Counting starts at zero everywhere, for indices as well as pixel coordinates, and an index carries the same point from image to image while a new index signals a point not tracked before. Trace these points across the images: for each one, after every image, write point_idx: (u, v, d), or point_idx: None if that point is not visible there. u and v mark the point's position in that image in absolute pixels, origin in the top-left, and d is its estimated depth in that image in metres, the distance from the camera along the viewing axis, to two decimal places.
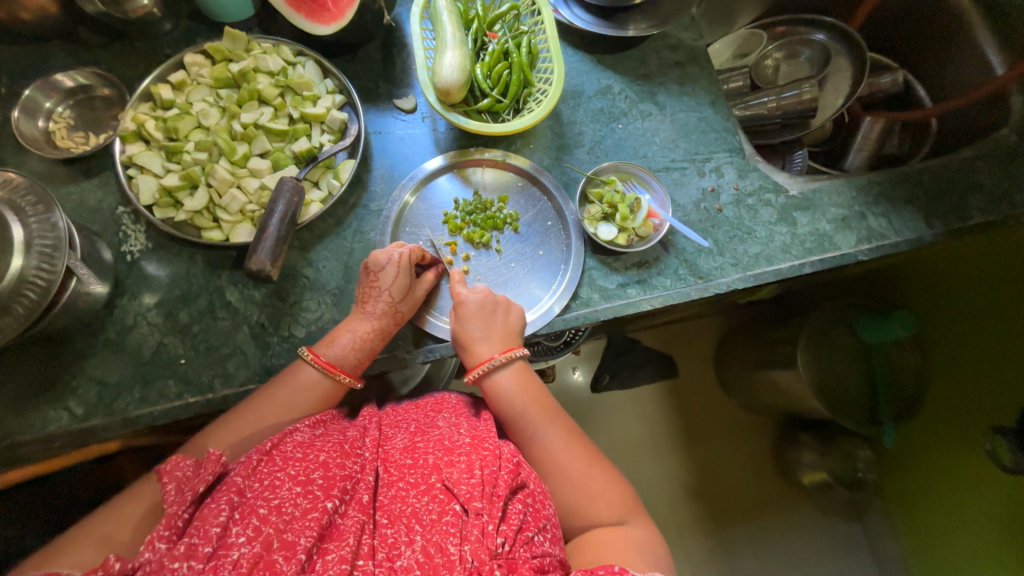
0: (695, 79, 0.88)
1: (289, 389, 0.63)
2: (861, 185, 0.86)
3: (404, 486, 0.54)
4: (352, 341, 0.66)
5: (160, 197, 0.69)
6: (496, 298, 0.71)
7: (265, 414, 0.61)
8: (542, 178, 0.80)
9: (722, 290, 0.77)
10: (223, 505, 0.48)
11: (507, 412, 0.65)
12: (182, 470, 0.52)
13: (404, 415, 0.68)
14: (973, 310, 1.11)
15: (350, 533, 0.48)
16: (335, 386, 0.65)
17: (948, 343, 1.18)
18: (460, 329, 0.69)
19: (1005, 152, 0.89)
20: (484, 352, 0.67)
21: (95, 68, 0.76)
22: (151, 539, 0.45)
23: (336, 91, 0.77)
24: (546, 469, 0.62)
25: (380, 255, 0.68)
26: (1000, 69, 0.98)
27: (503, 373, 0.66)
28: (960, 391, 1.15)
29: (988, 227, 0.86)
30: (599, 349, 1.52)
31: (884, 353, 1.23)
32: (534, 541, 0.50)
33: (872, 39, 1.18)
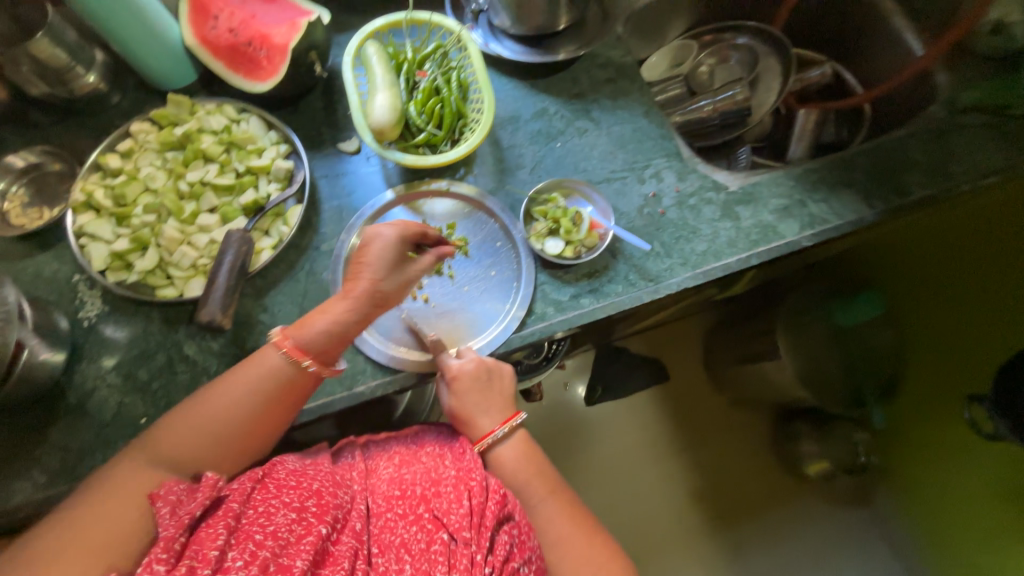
0: (626, 92, 0.92)
1: (256, 370, 0.63)
2: (799, 175, 0.88)
3: (392, 516, 0.59)
4: (334, 326, 0.65)
5: (112, 261, 0.71)
6: (488, 368, 0.72)
7: (244, 401, 0.61)
8: (487, 202, 0.82)
9: (673, 290, 0.79)
10: (221, 529, 0.50)
11: (508, 483, 0.70)
12: (174, 494, 0.54)
13: (389, 447, 0.72)
14: (943, 283, 1.15)
15: (345, 558, 0.52)
16: (301, 373, 0.64)
17: (923, 314, 1.21)
18: (456, 403, 0.72)
19: (936, 127, 0.92)
20: (486, 425, 0.71)
21: (46, 146, 0.79)
22: (149, 560, 0.47)
23: (281, 142, 0.80)
24: (549, 541, 0.66)
25: (375, 232, 0.69)
26: (920, 51, 1.03)
27: (506, 445, 0.71)
28: (950, 359, 1.16)
29: (928, 201, 0.88)
30: (589, 361, 1.53)
31: (863, 335, 1.24)
32: (519, 570, 0.55)
33: (800, 36, 1.23)
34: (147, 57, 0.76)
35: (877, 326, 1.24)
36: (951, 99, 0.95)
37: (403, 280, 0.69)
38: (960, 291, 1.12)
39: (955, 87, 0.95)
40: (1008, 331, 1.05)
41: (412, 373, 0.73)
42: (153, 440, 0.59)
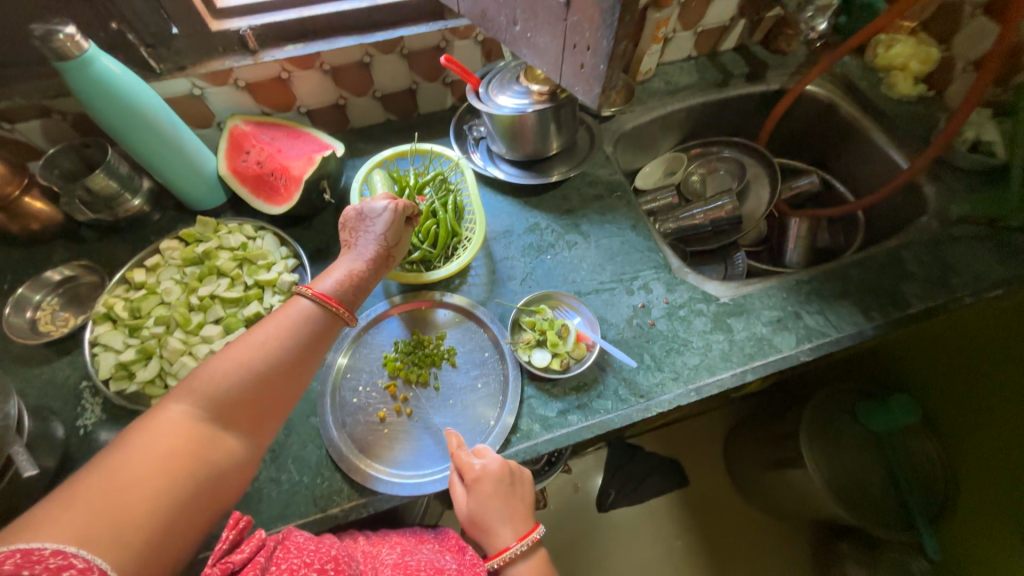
0: (615, 208, 0.97)
1: (281, 321, 0.60)
2: (791, 285, 0.88)
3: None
4: (343, 277, 0.67)
5: (116, 371, 0.75)
6: (509, 473, 0.66)
7: (263, 367, 0.56)
8: (477, 311, 0.84)
9: (665, 407, 0.76)
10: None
11: None
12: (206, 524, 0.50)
13: (388, 537, 0.71)
14: (982, 393, 1.04)
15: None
16: (329, 316, 0.63)
17: (969, 430, 1.09)
18: (473, 509, 0.64)
19: (928, 240, 0.93)
20: (505, 538, 0.63)
21: (84, 261, 0.89)
22: None
23: (290, 256, 0.87)
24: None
25: (374, 204, 0.73)
26: (904, 162, 1.06)
27: (525, 564, 0.63)
28: (1005, 482, 1.02)
29: (931, 313, 0.85)
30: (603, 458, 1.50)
31: (904, 446, 1.14)
32: None
33: (786, 149, 1.31)
34: (183, 185, 0.87)
35: (919, 435, 1.15)
36: (940, 211, 0.97)
37: (397, 236, 0.72)
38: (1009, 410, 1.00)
39: (943, 201, 0.97)
40: None
41: (390, 495, 0.70)
42: (166, 421, 0.50)
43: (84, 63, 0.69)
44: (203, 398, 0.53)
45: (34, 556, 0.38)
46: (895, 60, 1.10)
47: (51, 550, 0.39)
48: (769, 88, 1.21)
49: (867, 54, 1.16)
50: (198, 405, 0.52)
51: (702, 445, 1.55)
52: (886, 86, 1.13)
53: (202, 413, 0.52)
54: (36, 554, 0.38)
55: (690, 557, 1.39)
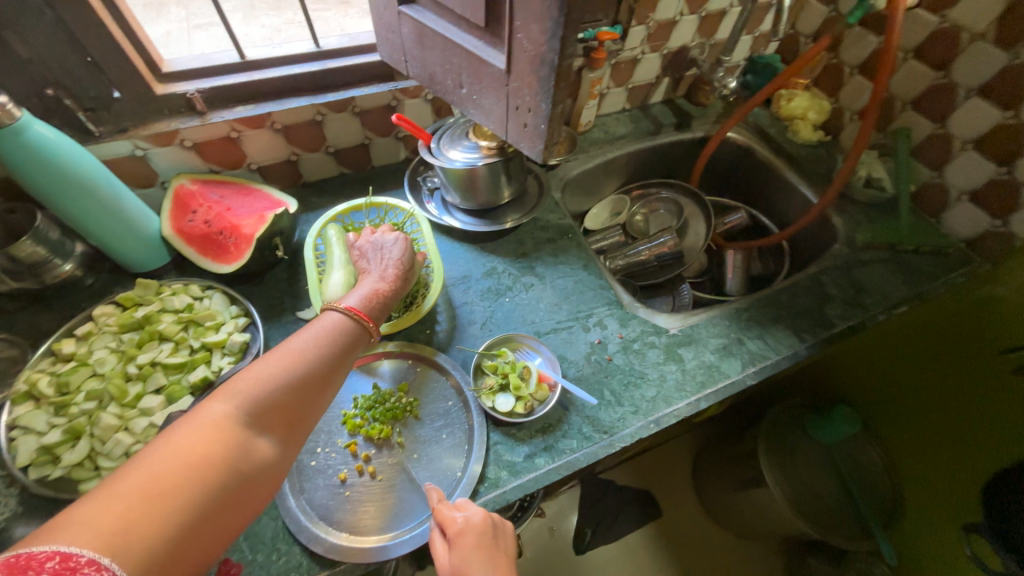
0: (566, 249, 1.03)
1: (319, 328, 0.60)
2: (731, 313, 0.95)
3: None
4: (368, 294, 0.69)
5: (38, 456, 0.68)
6: (491, 526, 0.65)
7: (301, 373, 0.55)
8: (438, 359, 0.84)
9: (628, 442, 0.78)
10: None
11: None
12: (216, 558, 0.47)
13: None
14: (908, 394, 1.13)
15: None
16: (359, 331, 0.63)
17: (909, 435, 1.16)
18: (458, 564, 0.60)
19: (841, 264, 1.04)
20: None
21: (3, 333, 0.82)
22: None
23: (240, 315, 0.84)
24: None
25: (386, 237, 0.79)
26: (814, 197, 1.20)
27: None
28: (936, 483, 1.10)
29: (852, 330, 0.95)
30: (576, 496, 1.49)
31: (849, 454, 1.23)
32: None
33: (716, 188, 1.45)
34: (121, 247, 0.84)
35: (863, 443, 1.24)
36: (849, 239, 1.09)
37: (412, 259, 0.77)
38: (939, 411, 1.07)
39: (849, 230, 1.10)
40: (970, 447, 1.01)
41: (354, 564, 0.66)
42: (204, 421, 0.48)
43: (16, 130, 0.66)
44: (242, 400, 0.51)
45: (71, 564, 0.37)
46: (796, 111, 1.27)
47: (87, 558, 0.38)
48: (694, 135, 1.34)
49: (773, 106, 1.33)
50: (237, 407, 0.50)
51: (671, 472, 1.57)
52: (791, 133, 1.29)
53: (241, 416, 0.50)
54: (72, 561, 0.37)
55: None
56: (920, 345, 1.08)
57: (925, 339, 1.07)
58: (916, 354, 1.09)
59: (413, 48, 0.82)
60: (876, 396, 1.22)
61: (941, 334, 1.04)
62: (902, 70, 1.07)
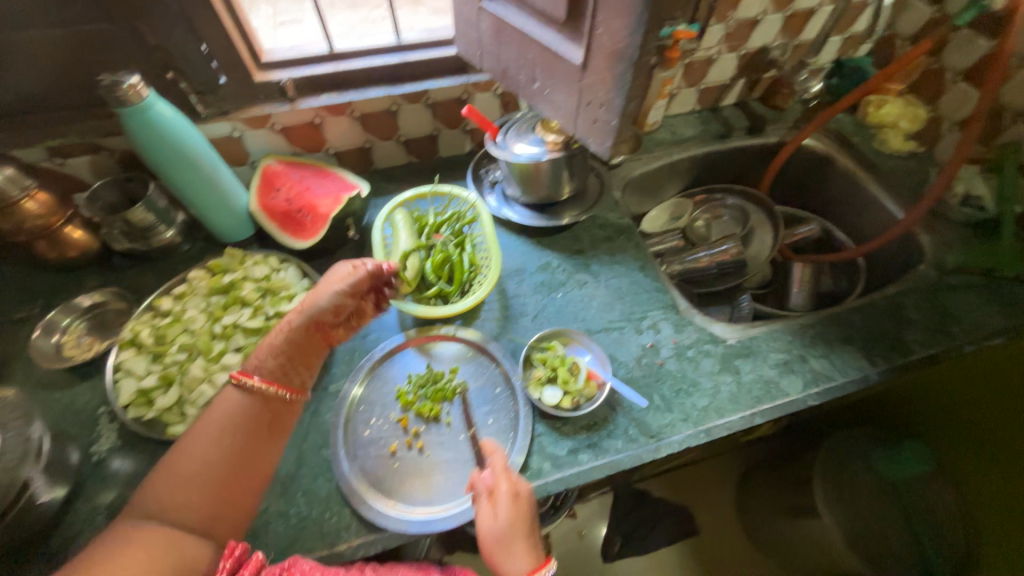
0: (623, 250, 1.01)
1: (218, 413, 0.64)
2: (796, 329, 0.90)
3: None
4: (268, 340, 0.71)
5: (136, 397, 0.76)
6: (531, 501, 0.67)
7: (213, 464, 0.60)
8: (489, 347, 0.87)
9: (675, 449, 0.76)
10: None
11: None
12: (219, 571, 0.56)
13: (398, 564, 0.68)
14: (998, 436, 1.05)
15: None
16: (264, 396, 0.66)
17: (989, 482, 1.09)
18: (501, 525, 0.63)
19: (927, 288, 0.96)
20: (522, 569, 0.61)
21: (114, 288, 0.93)
22: None
23: (311, 288, 0.91)
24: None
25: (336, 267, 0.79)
26: (899, 213, 1.11)
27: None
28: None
29: (933, 359, 0.86)
30: (606, 502, 1.45)
31: (918, 495, 1.10)
32: None
33: (786, 197, 1.37)
34: (212, 217, 0.92)
35: (936, 486, 1.10)
36: (937, 260, 1.00)
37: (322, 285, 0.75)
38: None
39: (938, 250, 1.01)
40: None
41: (399, 532, 0.69)
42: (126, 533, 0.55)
43: (142, 108, 0.75)
44: (159, 508, 0.57)
45: None
46: (886, 118, 1.18)
47: None
48: (767, 141, 1.28)
49: (859, 112, 1.24)
50: (155, 516, 0.57)
51: (710, 490, 1.52)
52: (878, 142, 1.20)
53: (160, 520, 0.57)
54: None
55: None
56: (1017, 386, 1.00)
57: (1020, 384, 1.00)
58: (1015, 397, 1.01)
59: (490, 43, 0.84)
60: (956, 431, 1.12)
61: None
62: (1016, 78, 0.97)
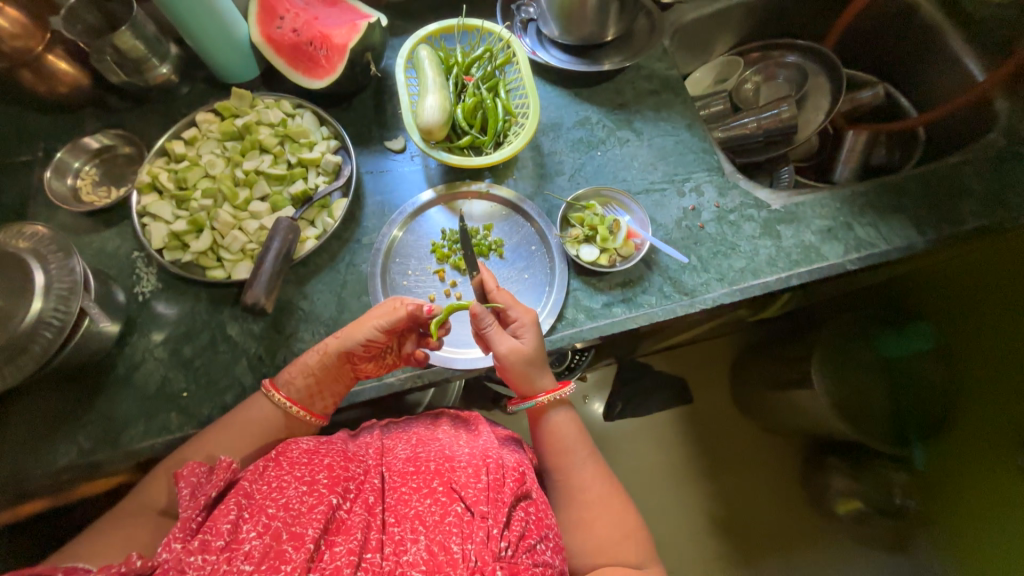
0: (670, 105, 0.92)
1: (246, 418, 0.63)
2: (845, 196, 0.86)
3: (406, 490, 0.55)
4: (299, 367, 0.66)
5: (170, 241, 0.76)
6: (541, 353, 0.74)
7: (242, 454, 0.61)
8: (524, 205, 0.83)
9: (708, 305, 0.77)
10: (232, 506, 0.49)
11: (554, 448, 0.68)
12: (196, 476, 0.53)
13: (405, 429, 0.69)
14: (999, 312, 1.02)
15: (357, 528, 0.50)
16: (296, 425, 0.65)
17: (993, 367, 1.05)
18: (530, 348, 0.68)
19: (994, 157, 0.87)
20: (546, 385, 0.69)
21: (118, 130, 0.85)
22: (168, 540, 0.47)
23: (331, 137, 0.84)
24: (588, 498, 0.64)
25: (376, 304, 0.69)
26: (980, 75, 0.98)
27: (557, 412, 0.69)
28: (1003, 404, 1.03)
29: (983, 231, 0.83)
30: (610, 374, 1.41)
31: (907, 368, 1.14)
32: (536, 548, 0.53)
33: (850, 58, 1.21)
34: (214, 51, 0.81)
35: (927, 359, 1.14)
36: (1012, 126, 0.90)
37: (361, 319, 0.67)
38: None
39: (1016, 115, 0.91)
40: None
41: (444, 368, 0.74)
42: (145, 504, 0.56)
43: None
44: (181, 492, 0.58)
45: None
46: None
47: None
48: None
49: None
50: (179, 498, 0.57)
51: None
52: None
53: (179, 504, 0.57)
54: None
55: (688, 467, 1.38)
56: None
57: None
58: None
59: None
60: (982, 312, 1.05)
61: None
62: None
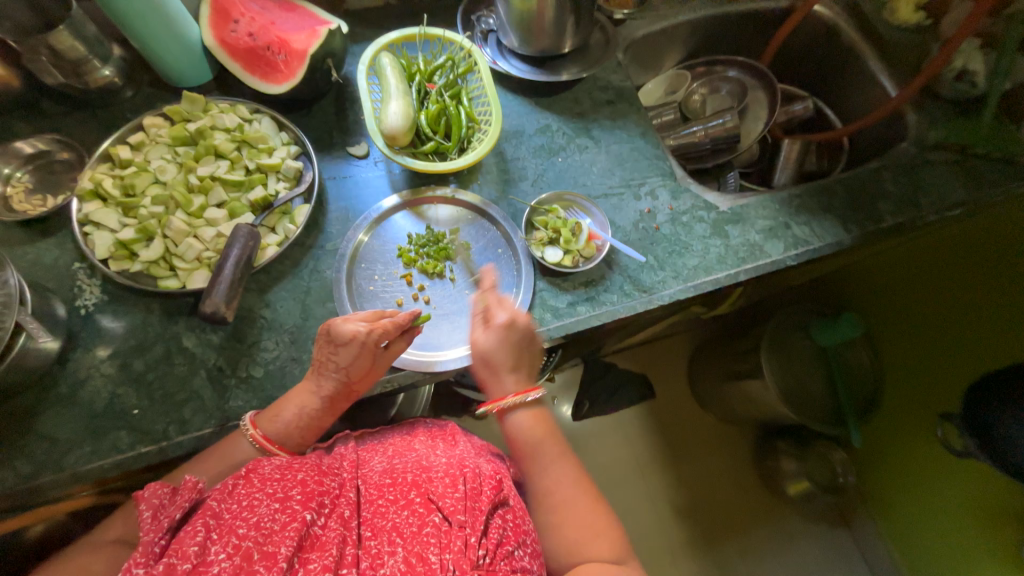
0: (625, 114, 0.97)
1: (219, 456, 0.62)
2: (783, 198, 0.94)
3: (383, 502, 0.55)
4: (298, 418, 0.65)
5: (116, 250, 0.72)
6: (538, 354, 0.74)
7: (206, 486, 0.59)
8: (490, 210, 0.85)
9: (665, 301, 0.82)
10: (199, 527, 0.48)
11: (521, 445, 0.68)
12: (158, 496, 0.50)
13: (381, 440, 0.69)
14: (914, 300, 1.13)
15: (332, 544, 0.49)
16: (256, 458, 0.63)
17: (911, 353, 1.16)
18: (495, 352, 0.69)
19: (904, 163, 0.98)
20: (506, 388, 0.69)
21: (55, 135, 0.80)
22: (127, 566, 0.45)
23: (291, 143, 0.83)
24: (553, 502, 0.64)
25: (346, 326, 0.64)
26: (893, 90, 1.10)
27: (518, 412, 0.69)
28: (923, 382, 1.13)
29: (900, 229, 0.93)
30: (577, 375, 1.46)
31: (841, 355, 1.23)
32: (515, 554, 0.53)
33: (783, 74, 1.32)
34: (164, 54, 0.78)
35: (857, 346, 1.24)
36: (919, 137, 1.02)
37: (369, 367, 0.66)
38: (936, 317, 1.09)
39: (923, 127, 1.02)
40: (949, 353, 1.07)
41: (414, 371, 0.74)
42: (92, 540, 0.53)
43: None
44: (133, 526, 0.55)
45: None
46: None
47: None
48: (777, 4, 1.19)
49: None
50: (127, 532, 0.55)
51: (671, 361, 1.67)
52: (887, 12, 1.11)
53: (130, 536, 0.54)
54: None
55: (652, 459, 1.43)
56: (965, 260, 1.03)
57: (954, 257, 1.05)
58: (954, 269, 1.05)
59: None
60: (896, 299, 1.18)
61: (974, 249, 1.02)
62: None
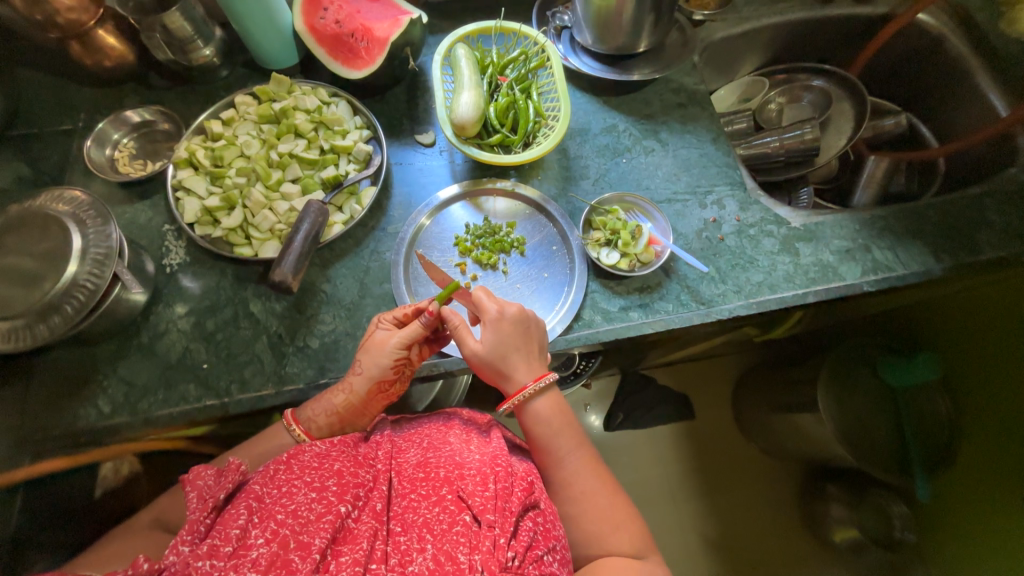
0: (696, 118, 0.93)
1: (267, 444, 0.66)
2: (865, 219, 0.87)
3: (415, 497, 0.55)
4: (326, 406, 0.66)
5: (201, 216, 0.78)
6: (544, 331, 0.70)
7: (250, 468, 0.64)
8: (549, 207, 0.85)
9: (724, 316, 0.78)
10: (242, 510, 0.50)
11: (536, 436, 0.65)
12: (203, 479, 0.54)
13: (416, 429, 0.68)
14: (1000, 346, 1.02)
15: (363, 538, 0.50)
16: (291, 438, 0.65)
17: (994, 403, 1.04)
18: (498, 347, 0.65)
19: (1013, 191, 0.88)
20: (522, 379, 0.65)
21: (159, 107, 0.88)
22: (174, 543, 0.47)
23: (364, 127, 0.86)
24: (573, 494, 0.63)
25: (374, 328, 0.70)
26: (1005, 111, 0.99)
27: (539, 400, 0.65)
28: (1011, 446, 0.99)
29: (1001, 263, 0.84)
30: (613, 385, 1.43)
31: (915, 401, 1.13)
32: (543, 559, 0.53)
33: (875, 86, 1.22)
34: (260, 39, 0.84)
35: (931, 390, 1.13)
36: None
37: (381, 353, 0.66)
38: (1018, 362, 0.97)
39: None
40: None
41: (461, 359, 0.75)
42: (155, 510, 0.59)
43: None
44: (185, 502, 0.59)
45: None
46: None
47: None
48: (875, 10, 1.10)
49: None
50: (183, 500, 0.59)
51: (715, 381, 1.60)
52: (1006, 23, 1.00)
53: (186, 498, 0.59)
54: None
55: (684, 481, 1.38)
56: None
57: None
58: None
59: None
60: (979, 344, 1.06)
61: None
62: None
